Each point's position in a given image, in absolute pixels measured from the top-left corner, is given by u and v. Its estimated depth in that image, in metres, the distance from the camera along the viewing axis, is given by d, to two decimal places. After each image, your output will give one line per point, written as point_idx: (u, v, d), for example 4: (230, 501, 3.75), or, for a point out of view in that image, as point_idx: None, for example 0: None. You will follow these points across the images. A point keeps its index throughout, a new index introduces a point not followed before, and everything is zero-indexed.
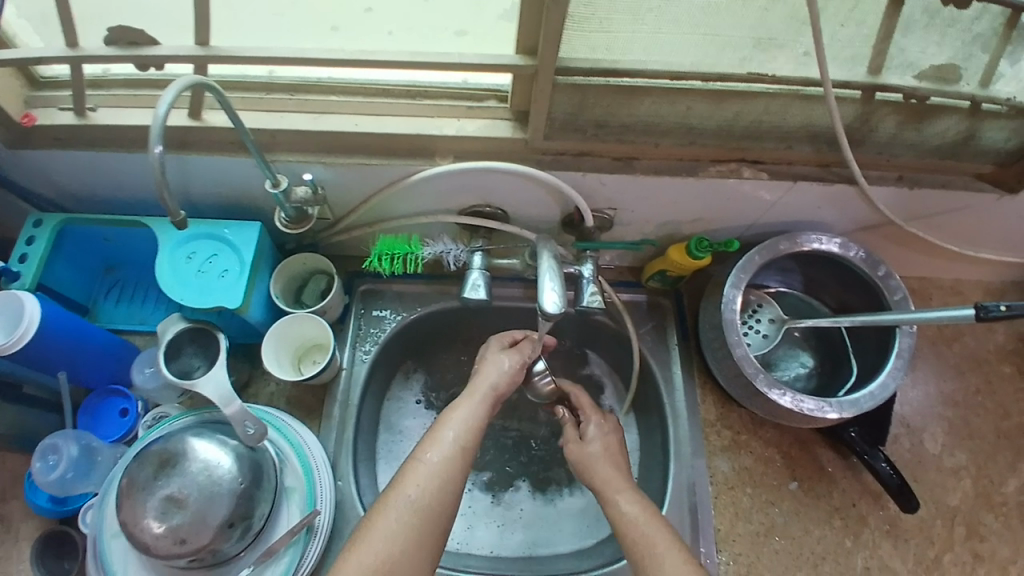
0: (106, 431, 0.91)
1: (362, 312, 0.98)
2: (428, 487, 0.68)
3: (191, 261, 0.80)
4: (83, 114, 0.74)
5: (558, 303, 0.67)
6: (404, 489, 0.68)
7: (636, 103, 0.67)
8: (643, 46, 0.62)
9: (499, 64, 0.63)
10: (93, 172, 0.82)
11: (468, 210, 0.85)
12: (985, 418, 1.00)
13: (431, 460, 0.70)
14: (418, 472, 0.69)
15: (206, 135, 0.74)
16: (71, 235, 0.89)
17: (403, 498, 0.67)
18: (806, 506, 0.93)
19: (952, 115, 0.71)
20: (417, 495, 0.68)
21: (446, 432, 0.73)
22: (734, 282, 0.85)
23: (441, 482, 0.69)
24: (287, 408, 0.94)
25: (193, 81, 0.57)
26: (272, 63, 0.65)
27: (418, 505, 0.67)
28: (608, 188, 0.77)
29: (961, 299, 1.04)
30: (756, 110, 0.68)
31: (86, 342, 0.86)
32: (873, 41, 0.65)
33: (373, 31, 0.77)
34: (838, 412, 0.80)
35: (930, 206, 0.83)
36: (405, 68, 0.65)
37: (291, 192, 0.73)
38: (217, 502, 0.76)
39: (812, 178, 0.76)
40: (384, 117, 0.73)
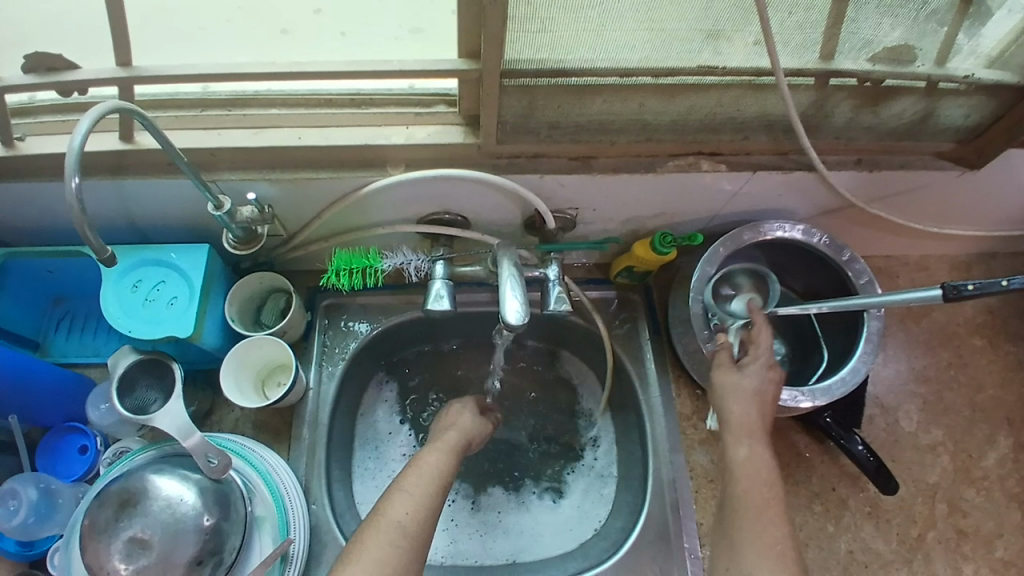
0: (66, 469, 0.87)
1: (327, 327, 0.96)
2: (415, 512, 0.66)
3: (138, 291, 0.77)
4: (10, 144, 0.70)
5: (520, 313, 0.66)
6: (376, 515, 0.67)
7: (587, 103, 0.65)
8: (589, 44, 0.60)
9: (442, 70, 0.60)
10: (28, 203, 0.78)
11: (427, 219, 0.82)
12: (958, 392, 1.01)
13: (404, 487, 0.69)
14: (393, 498, 0.68)
15: (141, 157, 0.70)
16: (12, 269, 0.85)
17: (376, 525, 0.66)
18: (785, 494, 0.93)
19: (908, 96, 0.71)
20: (408, 520, 0.65)
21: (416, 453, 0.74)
22: (700, 275, 0.83)
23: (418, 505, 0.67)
24: (254, 433, 0.91)
25: (117, 106, 0.54)
26: (202, 80, 0.62)
27: None
28: (568, 189, 0.76)
29: (927, 275, 1.05)
30: (708, 104, 0.67)
31: (36, 380, 0.82)
32: (824, 26, 0.64)
33: (316, 34, 0.74)
34: (812, 400, 0.80)
35: (891, 188, 0.83)
36: (344, 77, 0.62)
37: (237, 212, 0.70)
38: (184, 540, 0.73)
39: (772, 167, 0.75)
40: (329, 127, 0.70)
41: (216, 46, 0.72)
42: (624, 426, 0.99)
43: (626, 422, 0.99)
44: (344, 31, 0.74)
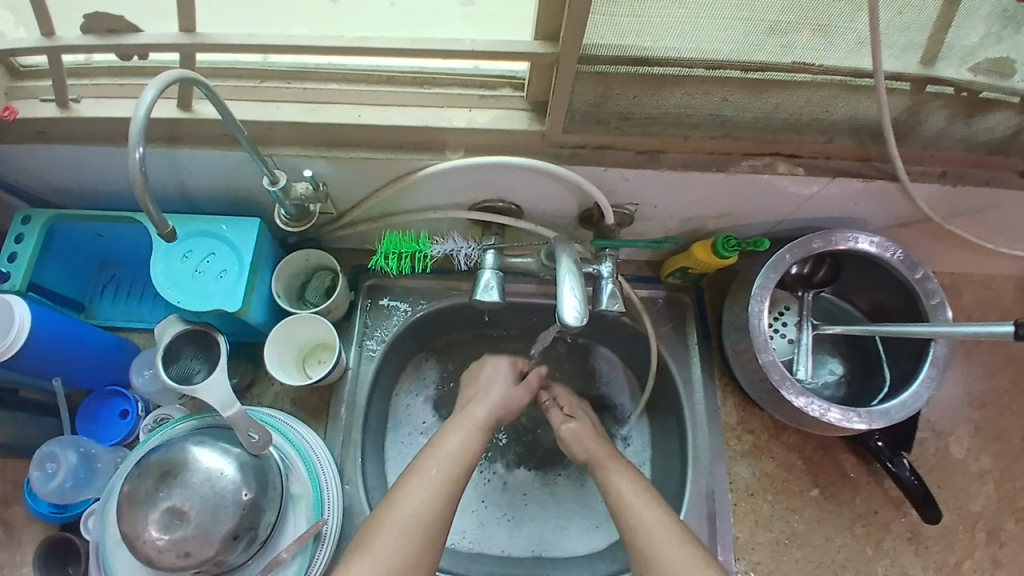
0: (106, 435, 0.88)
1: (368, 308, 0.94)
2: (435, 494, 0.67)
3: (187, 262, 0.76)
4: (66, 106, 0.69)
5: (578, 313, 0.63)
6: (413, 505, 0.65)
7: (666, 94, 0.62)
8: (678, 34, 0.56)
9: (516, 52, 0.57)
10: (81, 166, 0.77)
11: (479, 206, 0.80)
12: (1013, 421, 0.96)
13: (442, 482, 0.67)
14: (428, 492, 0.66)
15: (196, 128, 0.69)
16: (62, 231, 0.85)
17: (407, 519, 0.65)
18: (828, 513, 0.89)
19: (1005, 110, 0.67)
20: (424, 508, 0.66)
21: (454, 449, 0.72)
22: (761, 284, 0.80)
23: None
24: (292, 410, 0.91)
25: (181, 76, 0.52)
26: (265, 52, 0.60)
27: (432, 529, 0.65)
28: (630, 184, 0.72)
29: (992, 295, 0.99)
30: (796, 102, 0.63)
31: (80, 346, 0.82)
32: (930, 30, 0.59)
33: (373, 3, 0.71)
34: (868, 422, 0.76)
35: (972, 204, 0.78)
36: (409, 55, 0.60)
37: (291, 188, 0.68)
38: (221, 514, 0.73)
39: (852, 174, 0.71)
40: (386, 107, 0.68)
41: (276, 15, 0.70)
42: (664, 430, 0.96)
43: (665, 426, 0.96)
44: (394, 2, 0.71)
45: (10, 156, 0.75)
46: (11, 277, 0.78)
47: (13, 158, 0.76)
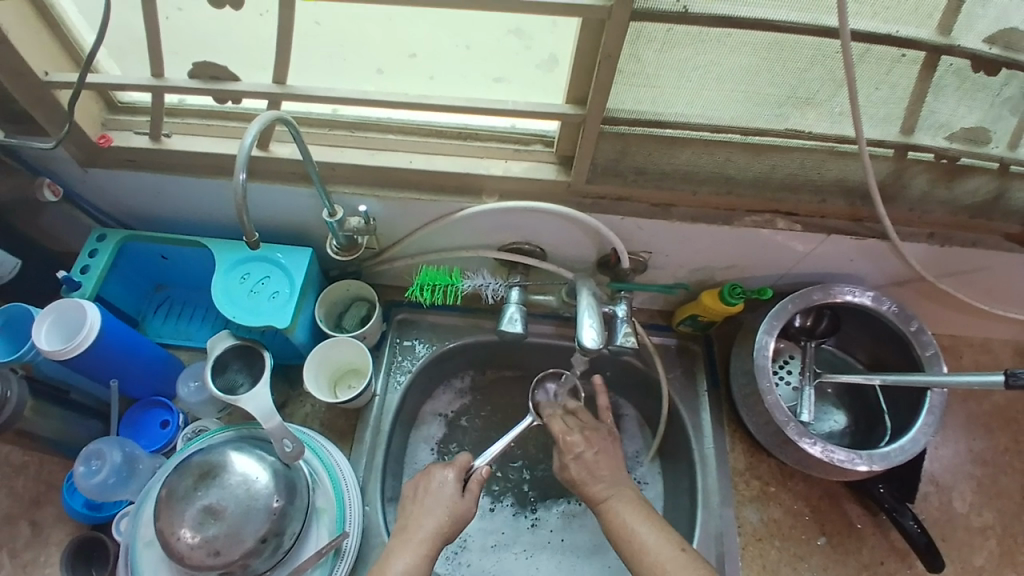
0: (147, 441, 0.94)
1: (396, 341, 1.01)
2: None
3: (244, 282, 0.85)
4: (157, 139, 0.80)
5: (596, 341, 0.72)
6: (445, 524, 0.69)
7: (676, 153, 0.72)
8: (687, 102, 0.66)
9: (549, 112, 0.67)
10: (160, 192, 0.88)
11: (508, 247, 0.89)
12: (1016, 479, 0.98)
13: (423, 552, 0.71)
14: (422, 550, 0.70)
15: (270, 164, 0.79)
16: (130, 251, 0.94)
17: None
18: (834, 562, 0.91)
19: (983, 176, 0.75)
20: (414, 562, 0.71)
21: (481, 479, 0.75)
22: (767, 328, 0.86)
23: None
24: (321, 430, 0.97)
25: (274, 116, 0.63)
26: (337, 102, 0.71)
27: None
28: (644, 233, 0.81)
29: (991, 358, 1.04)
30: (791, 164, 0.73)
31: (136, 355, 0.90)
32: (906, 103, 0.68)
33: (413, 77, 0.83)
34: (869, 464, 0.80)
35: (961, 265, 0.85)
36: (460, 111, 0.70)
37: (345, 222, 0.78)
38: (252, 517, 0.77)
39: (844, 232, 0.79)
40: (435, 156, 0.78)
41: (334, 75, 0.80)
42: (673, 474, 0.99)
43: (675, 471, 0.99)
44: (431, 75, 0.83)
45: (101, 180, 0.86)
46: (82, 287, 0.87)
47: (102, 182, 0.87)
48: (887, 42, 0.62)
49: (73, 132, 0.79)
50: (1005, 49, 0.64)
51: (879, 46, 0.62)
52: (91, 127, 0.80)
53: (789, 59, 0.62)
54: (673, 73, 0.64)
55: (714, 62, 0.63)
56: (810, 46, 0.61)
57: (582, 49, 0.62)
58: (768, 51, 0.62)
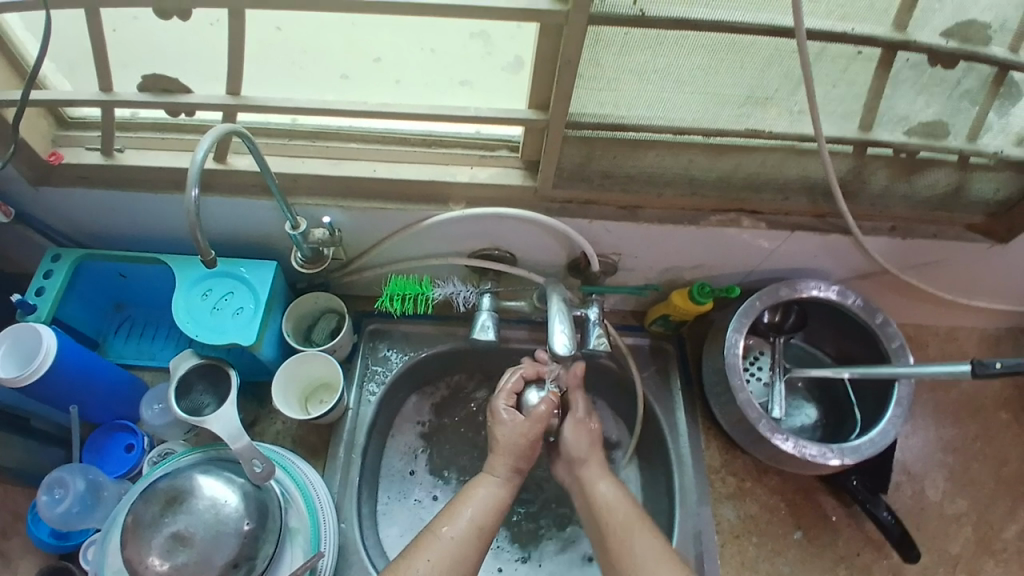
0: (110, 467, 0.91)
1: (369, 353, 1.00)
2: (439, 562, 0.68)
3: (206, 299, 0.83)
4: (111, 155, 0.78)
5: (568, 346, 0.72)
6: (414, 563, 0.67)
7: (641, 155, 0.72)
8: (650, 103, 0.66)
9: (514, 118, 0.67)
10: (116, 210, 0.85)
11: (477, 253, 0.88)
12: (985, 464, 1.01)
13: (445, 535, 0.70)
14: (431, 546, 0.69)
15: (230, 177, 0.77)
16: (86, 271, 0.91)
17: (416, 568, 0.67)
18: (811, 556, 0.92)
19: (941, 169, 0.77)
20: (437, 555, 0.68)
21: (464, 510, 0.73)
22: (736, 326, 0.87)
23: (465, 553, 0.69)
24: (293, 447, 0.95)
25: (228, 129, 0.61)
26: (297, 113, 0.69)
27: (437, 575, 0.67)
28: (612, 236, 0.81)
29: (955, 346, 1.06)
30: (754, 163, 0.73)
31: (96, 378, 0.87)
32: (864, 101, 0.69)
33: (377, 80, 0.81)
34: (840, 458, 0.81)
35: (924, 257, 0.87)
36: (424, 119, 0.69)
37: (309, 234, 0.76)
38: (222, 542, 0.75)
39: (808, 228, 0.80)
40: (398, 163, 0.77)
41: (293, 83, 0.79)
42: (651, 474, 0.99)
43: (653, 471, 0.99)
44: (396, 79, 0.81)
45: (52, 198, 0.83)
46: (36, 310, 0.84)
47: (54, 201, 0.84)
48: (844, 41, 0.63)
49: (21, 150, 0.75)
50: (960, 43, 0.65)
51: (834, 44, 0.64)
52: (40, 144, 0.77)
53: (747, 60, 0.63)
54: (635, 76, 0.64)
55: (674, 64, 0.63)
56: (768, 47, 0.62)
57: (545, 56, 0.62)
58: (726, 52, 0.62)
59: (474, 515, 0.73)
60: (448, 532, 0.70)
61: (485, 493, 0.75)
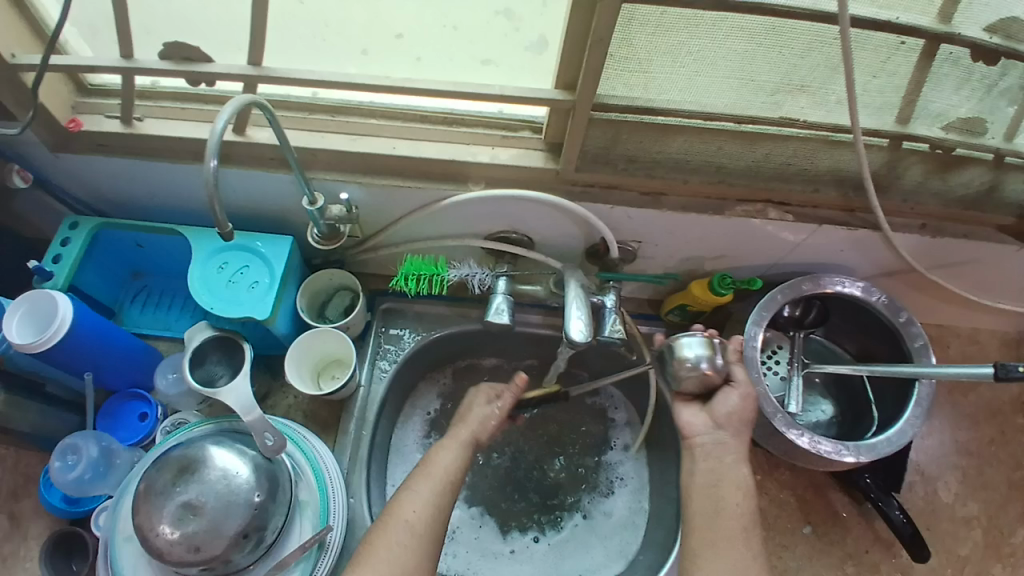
0: (124, 434, 0.92)
1: (382, 330, 0.99)
2: (425, 511, 0.68)
3: (223, 271, 0.83)
4: (130, 123, 0.77)
5: (584, 332, 0.71)
6: (402, 515, 0.67)
7: (669, 141, 0.70)
8: (680, 87, 0.65)
9: (539, 97, 0.65)
10: (135, 179, 0.85)
11: (495, 236, 0.87)
12: (1000, 469, 0.99)
13: (421, 490, 0.69)
14: (413, 499, 0.68)
15: (248, 149, 0.76)
16: (104, 238, 0.91)
17: (403, 524, 0.66)
18: (818, 551, 0.92)
19: (977, 166, 0.75)
20: (416, 520, 0.67)
21: (437, 463, 0.71)
22: (756, 319, 0.85)
23: (435, 511, 0.68)
24: (304, 422, 0.95)
25: (247, 100, 0.60)
26: (318, 86, 0.68)
27: (417, 530, 0.66)
28: (634, 222, 0.79)
29: (977, 348, 1.04)
30: (784, 152, 0.71)
31: (111, 345, 0.87)
32: (904, 92, 0.67)
33: (399, 57, 0.79)
34: (855, 455, 0.80)
35: (952, 256, 0.84)
36: (446, 96, 0.67)
37: (327, 210, 0.75)
38: (233, 512, 0.76)
39: (836, 222, 0.78)
40: (418, 141, 0.76)
41: (313, 55, 0.77)
42: (659, 462, 0.98)
43: (661, 459, 0.98)
44: (418, 57, 0.79)
45: (71, 166, 0.83)
46: (54, 276, 0.84)
47: (73, 168, 0.83)
48: (886, 29, 0.60)
49: (40, 115, 0.75)
50: (1004, 39, 0.63)
51: (879, 33, 0.61)
52: (60, 110, 0.77)
53: (785, 46, 0.61)
54: (667, 58, 0.62)
55: (708, 46, 0.61)
56: (808, 32, 0.60)
57: (573, 35, 0.60)
58: (764, 37, 0.60)
59: (448, 471, 0.71)
60: (423, 486, 0.69)
61: (448, 454, 0.72)
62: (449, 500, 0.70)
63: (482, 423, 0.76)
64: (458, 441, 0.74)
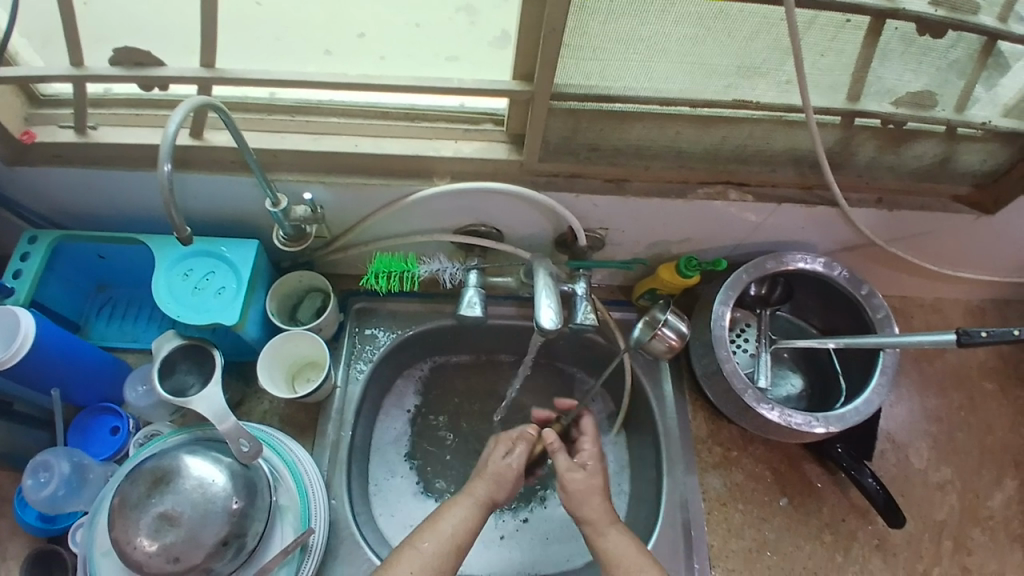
0: (97, 449, 0.90)
1: (356, 331, 0.99)
2: (419, 573, 0.68)
3: (188, 279, 0.81)
4: (84, 131, 0.76)
5: (554, 320, 0.72)
6: (396, 574, 0.67)
7: (628, 128, 0.71)
8: (635, 74, 0.65)
9: (498, 89, 0.65)
10: (92, 189, 0.83)
11: (463, 230, 0.87)
12: (968, 433, 1.02)
13: (423, 548, 0.70)
14: (412, 559, 0.69)
15: (206, 154, 0.75)
16: (65, 251, 0.89)
17: None
18: (796, 522, 0.94)
19: (929, 139, 0.77)
20: None
21: (445, 525, 0.72)
22: (722, 299, 0.87)
23: (433, 574, 0.68)
24: (281, 426, 0.94)
25: (199, 102, 0.59)
26: (275, 86, 0.67)
27: None
28: (601, 209, 0.80)
29: (940, 317, 1.07)
30: (741, 134, 0.73)
31: (78, 359, 0.86)
32: (853, 70, 0.69)
33: (363, 56, 0.79)
34: (825, 426, 0.83)
35: (910, 229, 0.87)
36: (407, 91, 0.67)
37: (291, 211, 0.74)
38: (211, 520, 0.75)
39: (795, 200, 0.80)
40: (381, 138, 0.75)
41: (271, 56, 0.76)
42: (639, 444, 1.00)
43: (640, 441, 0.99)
44: (381, 55, 0.78)
45: (25, 178, 0.81)
46: (15, 292, 0.82)
47: (27, 181, 0.81)
48: (832, 8, 0.62)
49: None
50: (948, 12, 0.64)
51: (826, 12, 0.63)
52: (11, 122, 0.75)
53: (734, 29, 0.63)
54: (620, 46, 0.63)
55: (659, 32, 0.62)
56: (755, 14, 0.61)
57: (528, 26, 0.60)
58: (712, 20, 0.61)
59: (454, 530, 0.72)
60: (425, 543, 0.70)
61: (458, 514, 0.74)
62: (451, 560, 0.70)
63: (497, 475, 0.78)
64: (475, 497, 0.76)
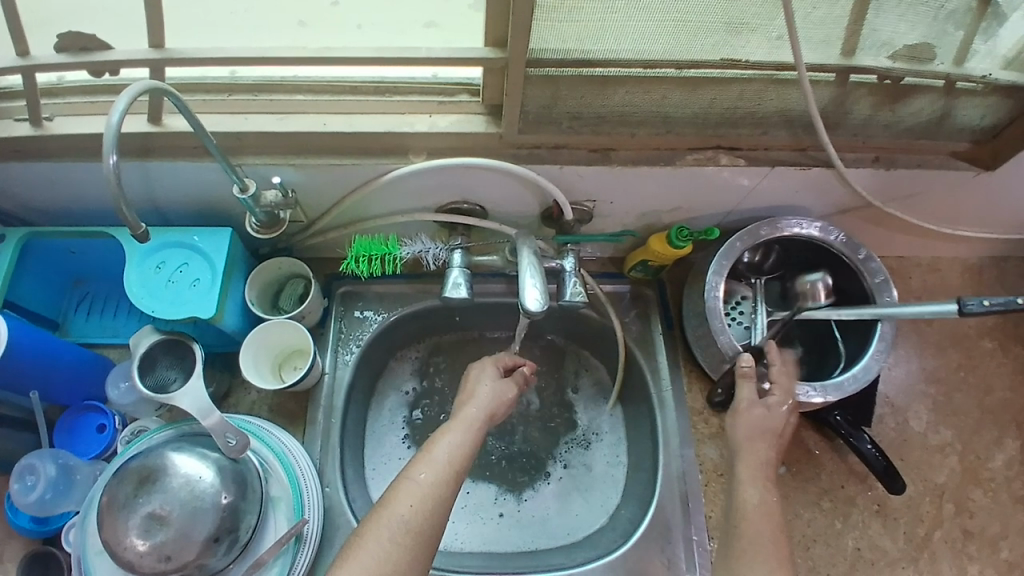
0: (84, 448, 0.88)
1: (342, 314, 0.96)
2: (420, 507, 0.63)
3: (160, 272, 0.78)
4: (39, 123, 0.72)
5: (539, 301, 0.69)
6: (396, 508, 0.63)
7: (610, 93, 0.67)
8: (615, 35, 0.61)
9: (470, 57, 0.61)
10: (55, 184, 0.79)
11: (446, 208, 0.83)
12: (968, 393, 1.01)
13: (420, 479, 0.65)
14: (408, 490, 0.64)
15: (168, 140, 0.71)
16: (35, 248, 0.86)
17: (396, 518, 0.62)
18: (794, 489, 0.93)
19: (927, 95, 0.73)
20: (411, 514, 0.62)
21: (437, 451, 0.67)
22: (716, 270, 0.85)
23: (432, 502, 0.64)
24: (271, 416, 0.92)
25: (147, 86, 0.55)
26: (232, 65, 0.63)
27: (412, 525, 0.62)
28: (587, 181, 0.77)
29: (939, 276, 1.05)
30: (731, 96, 0.69)
31: (56, 359, 0.83)
32: (846, 22, 0.65)
33: (334, 26, 0.75)
34: (823, 396, 0.81)
35: (908, 188, 0.84)
36: (371, 63, 0.63)
37: (261, 196, 0.71)
38: (201, 517, 0.73)
39: (788, 163, 0.77)
40: (351, 115, 0.71)
41: (234, 33, 0.72)
42: (635, 417, 0.98)
43: (636, 414, 0.98)
44: (356, 24, 0.74)
45: None
46: None
47: None
48: None
49: None
50: None
51: None
52: None
53: None
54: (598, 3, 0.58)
55: None
56: None
57: None
58: None
59: (448, 457, 0.67)
60: (421, 475, 0.65)
61: (453, 439, 0.69)
62: (447, 490, 0.65)
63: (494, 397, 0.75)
64: (465, 424, 0.71)
